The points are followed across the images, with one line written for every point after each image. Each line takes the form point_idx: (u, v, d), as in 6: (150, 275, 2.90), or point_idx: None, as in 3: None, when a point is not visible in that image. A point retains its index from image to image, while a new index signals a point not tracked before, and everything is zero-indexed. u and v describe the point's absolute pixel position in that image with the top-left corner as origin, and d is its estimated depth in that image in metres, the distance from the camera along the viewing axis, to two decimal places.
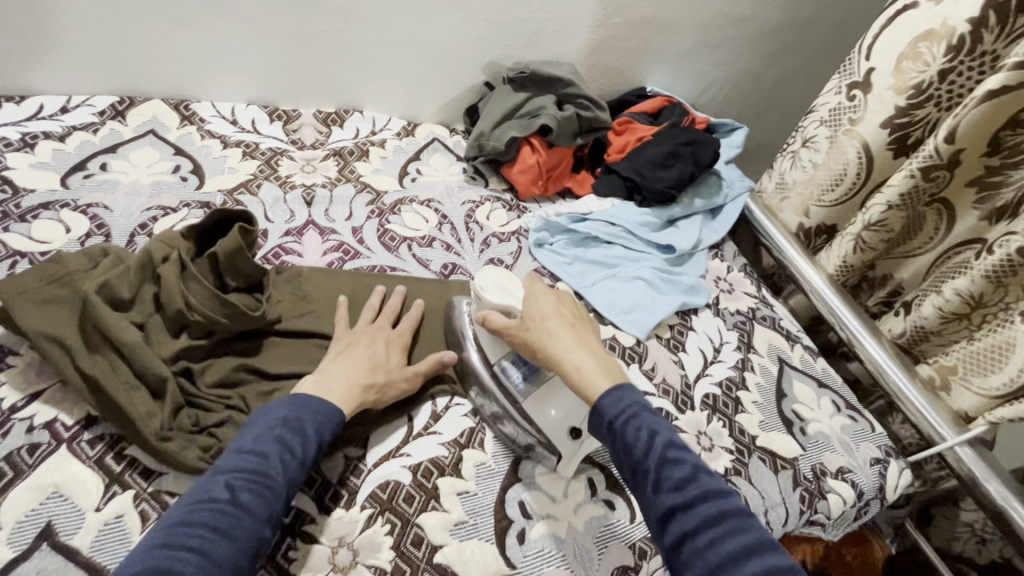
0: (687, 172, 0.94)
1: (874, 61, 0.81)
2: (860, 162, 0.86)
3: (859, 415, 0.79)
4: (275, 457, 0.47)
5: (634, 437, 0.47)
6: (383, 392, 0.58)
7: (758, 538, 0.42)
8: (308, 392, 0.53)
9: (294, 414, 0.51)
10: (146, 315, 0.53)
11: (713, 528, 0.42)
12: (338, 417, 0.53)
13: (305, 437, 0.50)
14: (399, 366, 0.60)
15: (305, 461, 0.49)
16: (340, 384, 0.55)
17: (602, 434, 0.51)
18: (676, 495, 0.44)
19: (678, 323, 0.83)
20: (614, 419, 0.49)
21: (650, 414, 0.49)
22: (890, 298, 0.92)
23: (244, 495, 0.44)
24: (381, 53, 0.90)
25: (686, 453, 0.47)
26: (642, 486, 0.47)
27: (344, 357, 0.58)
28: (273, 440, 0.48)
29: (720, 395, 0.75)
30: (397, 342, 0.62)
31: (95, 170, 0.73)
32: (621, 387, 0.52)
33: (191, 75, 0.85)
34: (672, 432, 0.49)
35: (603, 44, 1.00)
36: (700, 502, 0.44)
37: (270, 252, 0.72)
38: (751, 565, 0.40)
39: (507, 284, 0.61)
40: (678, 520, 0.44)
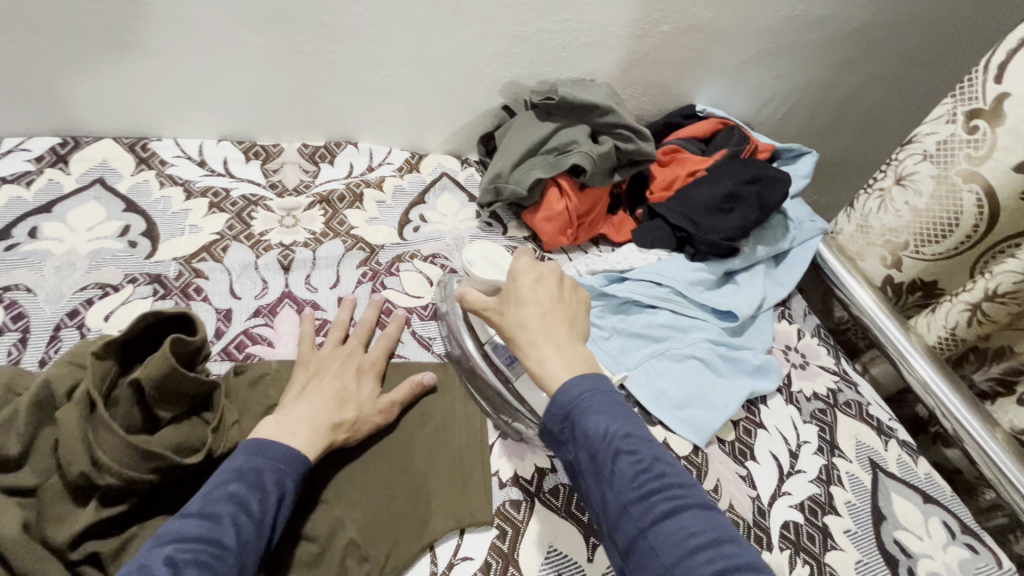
0: (751, 218, 0.76)
1: (1009, 85, 0.61)
2: (979, 210, 0.67)
3: (979, 543, 0.62)
4: (228, 515, 0.39)
5: (590, 429, 0.43)
6: (354, 429, 0.52)
7: (717, 532, 0.39)
8: (269, 436, 0.47)
9: (253, 463, 0.43)
10: (42, 476, 0.39)
11: (666, 523, 0.39)
12: (302, 462, 0.46)
13: (263, 491, 0.42)
14: (372, 397, 0.55)
15: (264, 521, 0.41)
16: (303, 424, 0.48)
17: (557, 428, 0.45)
18: (631, 489, 0.41)
19: (745, 419, 0.66)
20: (570, 410, 0.44)
21: (610, 401, 0.44)
22: (1007, 379, 0.74)
23: (190, 569, 0.35)
24: (376, 77, 0.74)
25: (641, 440, 0.43)
26: (596, 481, 0.43)
27: (312, 389, 0.52)
28: (226, 499, 0.40)
29: (803, 524, 0.58)
30: (369, 366, 0.57)
31: (23, 239, 0.60)
32: (587, 379, 0.45)
33: (145, 109, 0.71)
34: (629, 418, 0.44)
35: (645, 57, 0.82)
36: (654, 496, 0.40)
37: (231, 342, 0.57)
38: (706, 558, 0.37)
39: (496, 257, 0.63)
40: (632, 516, 0.40)
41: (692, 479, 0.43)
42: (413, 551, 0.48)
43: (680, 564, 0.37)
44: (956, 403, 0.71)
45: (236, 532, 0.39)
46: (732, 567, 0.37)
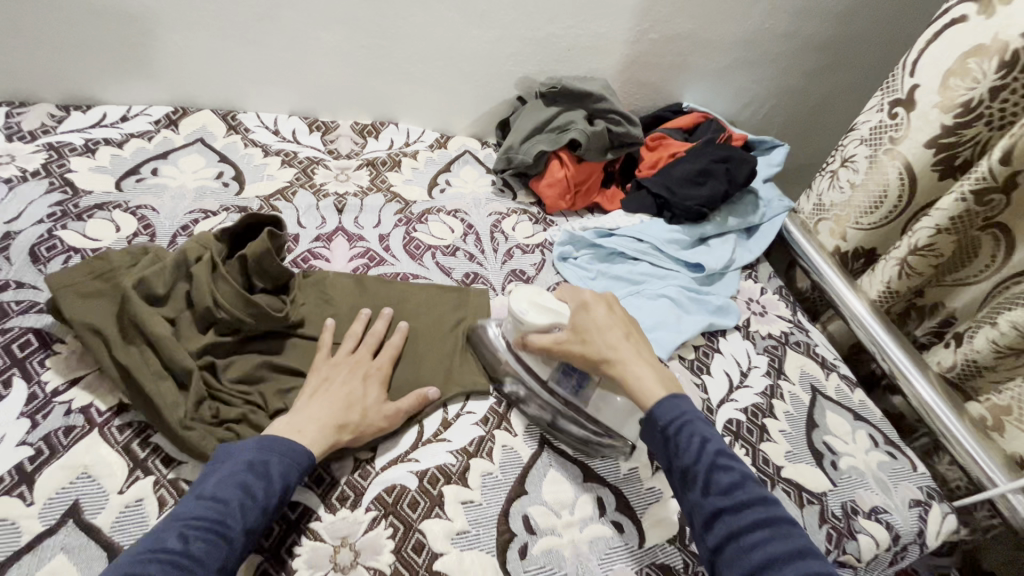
0: (720, 190, 0.91)
1: (918, 78, 0.76)
2: (901, 183, 0.81)
3: (899, 452, 0.74)
4: (235, 502, 0.44)
5: (687, 443, 0.51)
6: (359, 430, 0.55)
7: (802, 542, 0.45)
8: (280, 433, 0.51)
9: (263, 456, 0.48)
10: (178, 310, 0.57)
11: (759, 531, 0.45)
12: (309, 459, 0.50)
13: (270, 481, 0.47)
14: (379, 404, 0.57)
15: (266, 509, 0.46)
16: (311, 423, 0.52)
17: (655, 442, 0.54)
18: (724, 499, 0.47)
19: (704, 345, 0.80)
20: (670, 425, 0.52)
21: (702, 422, 0.53)
22: (940, 328, 0.87)
23: (198, 545, 0.41)
24: (416, 68, 0.93)
25: (734, 460, 0.50)
26: (690, 488, 0.50)
27: (321, 394, 0.56)
28: (237, 485, 0.46)
29: (744, 421, 0.72)
30: (379, 375, 0.60)
31: (147, 175, 0.78)
32: (678, 397, 0.54)
33: (237, 87, 0.91)
34: (720, 441, 0.52)
35: (636, 61, 1.00)
36: (745, 506, 0.47)
37: (299, 256, 0.75)
38: (795, 563, 0.43)
39: (542, 299, 0.62)
40: (724, 522, 0.46)
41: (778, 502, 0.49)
42: (432, 403, 0.62)
43: (771, 564, 0.43)
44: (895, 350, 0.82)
45: (240, 514, 0.44)
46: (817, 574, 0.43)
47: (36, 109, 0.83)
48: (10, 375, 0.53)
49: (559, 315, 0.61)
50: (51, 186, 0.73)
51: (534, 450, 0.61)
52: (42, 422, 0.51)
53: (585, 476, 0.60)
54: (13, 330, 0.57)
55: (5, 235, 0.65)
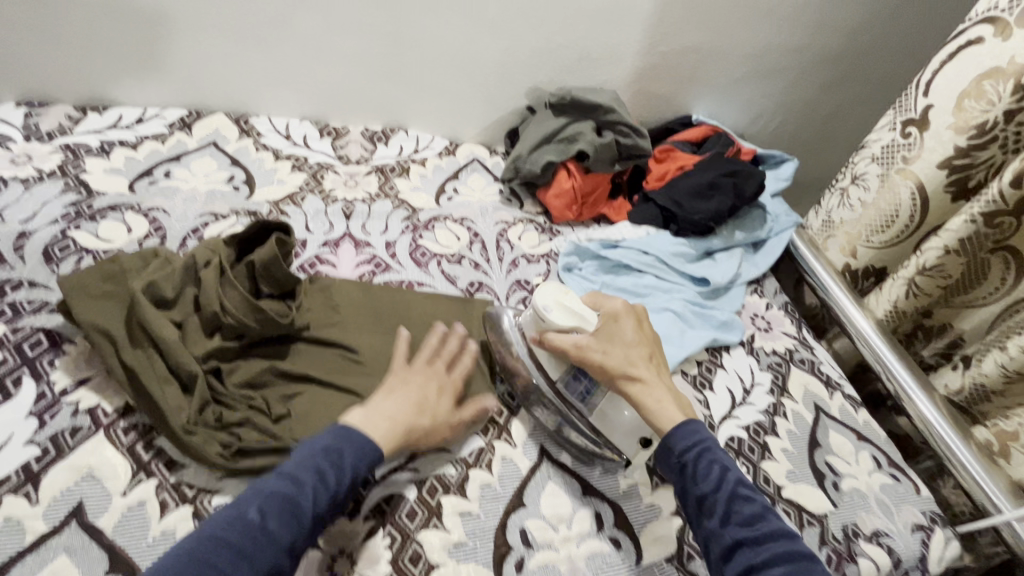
0: (727, 204, 0.91)
1: (932, 98, 0.76)
2: (913, 203, 0.80)
3: (902, 474, 0.73)
4: (309, 485, 0.46)
5: (706, 471, 0.52)
6: (426, 436, 0.56)
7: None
8: (357, 426, 0.51)
9: (337, 444, 0.49)
10: (185, 314, 0.58)
11: (781, 564, 0.46)
12: (378, 455, 0.51)
13: (342, 469, 0.48)
14: (448, 415, 0.58)
15: (336, 496, 0.47)
16: (385, 421, 0.53)
17: (671, 467, 0.54)
18: (746, 530, 0.48)
19: (707, 360, 0.80)
20: (688, 454, 0.53)
21: (720, 452, 0.54)
22: (948, 350, 0.85)
23: (272, 520, 0.44)
24: (428, 76, 0.94)
25: (751, 492, 0.52)
26: (708, 517, 0.50)
27: (395, 396, 0.56)
28: (311, 468, 0.47)
29: (746, 439, 0.71)
30: (450, 389, 0.60)
31: (160, 177, 0.79)
32: (694, 423, 0.56)
33: (251, 92, 0.92)
34: (737, 471, 0.53)
35: (647, 73, 1.00)
36: (766, 539, 0.48)
37: (306, 261, 0.76)
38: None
39: (568, 301, 0.60)
40: (744, 553, 0.47)
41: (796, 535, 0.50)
42: None
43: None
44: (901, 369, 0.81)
45: (313, 497, 0.46)
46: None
47: (55, 109, 0.85)
48: (20, 374, 0.54)
49: (584, 321, 0.59)
50: (66, 187, 0.74)
51: (534, 462, 0.61)
52: (50, 422, 0.52)
53: (583, 490, 0.60)
54: (23, 329, 0.58)
55: (19, 234, 0.67)
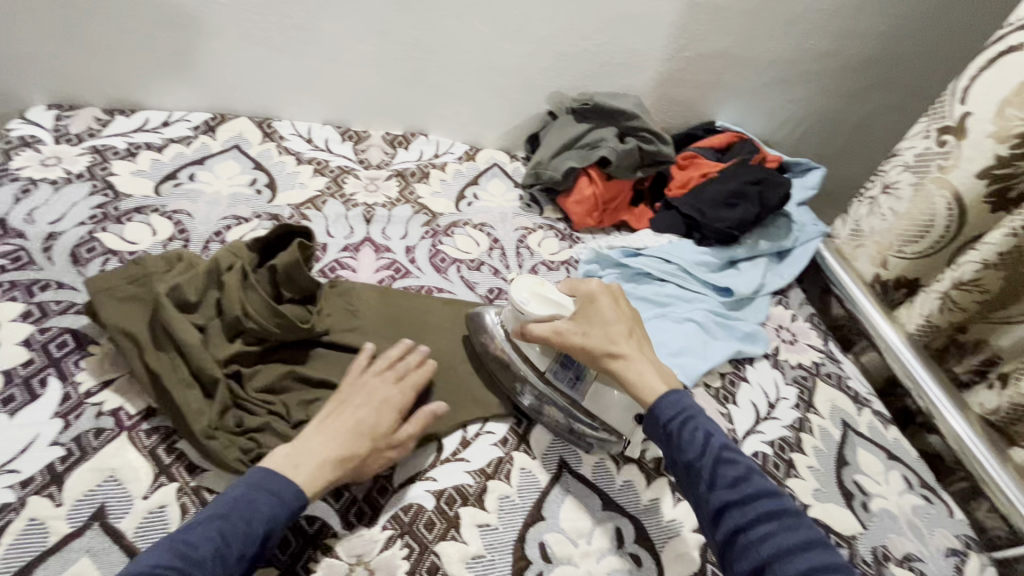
0: (752, 213, 0.89)
1: (971, 105, 0.73)
2: (949, 213, 0.77)
3: (934, 496, 0.71)
4: (206, 550, 0.43)
5: (690, 437, 0.51)
6: (361, 466, 0.53)
7: (808, 533, 0.45)
8: (278, 468, 0.50)
9: (247, 495, 0.47)
10: (208, 318, 0.58)
11: (767, 523, 0.45)
12: (297, 496, 0.48)
13: (250, 521, 0.46)
14: (391, 433, 0.55)
15: (243, 555, 0.44)
16: (308, 458, 0.51)
17: (658, 436, 0.54)
18: (731, 493, 0.47)
19: (730, 372, 0.78)
20: (672, 422, 0.52)
21: (705, 416, 0.52)
22: (985, 367, 0.80)
23: None
24: (449, 81, 0.94)
25: (738, 454, 0.50)
26: (694, 483, 0.50)
27: (331, 424, 0.54)
28: (211, 530, 0.44)
29: (771, 455, 0.69)
30: (396, 402, 0.57)
31: (184, 179, 0.80)
32: (679, 392, 0.54)
33: (274, 96, 0.92)
34: (724, 434, 0.52)
35: (670, 79, 0.99)
36: (752, 500, 0.47)
37: (327, 266, 0.76)
38: (801, 555, 0.43)
39: (546, 291, 0.61)
40: (730, 516, 0.46)
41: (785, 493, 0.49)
42: (451, 422, 0.61)
43: (776, 557, 0.44)
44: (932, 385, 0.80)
45: (214, 560, 0.43)
46: (821, 564, 0.43)
47: (84, 112, 0.86)
48: (46, 374, 0.55)
49: (562, 308, 0.60)
50: (93, 188, 0.75)
51: (553, 475, 0.60)
52: (74, 423, 0.52)
53: (603, 505, 0.59)
54: (50, 330, 0.58)
55: (48, 235, 0.68)
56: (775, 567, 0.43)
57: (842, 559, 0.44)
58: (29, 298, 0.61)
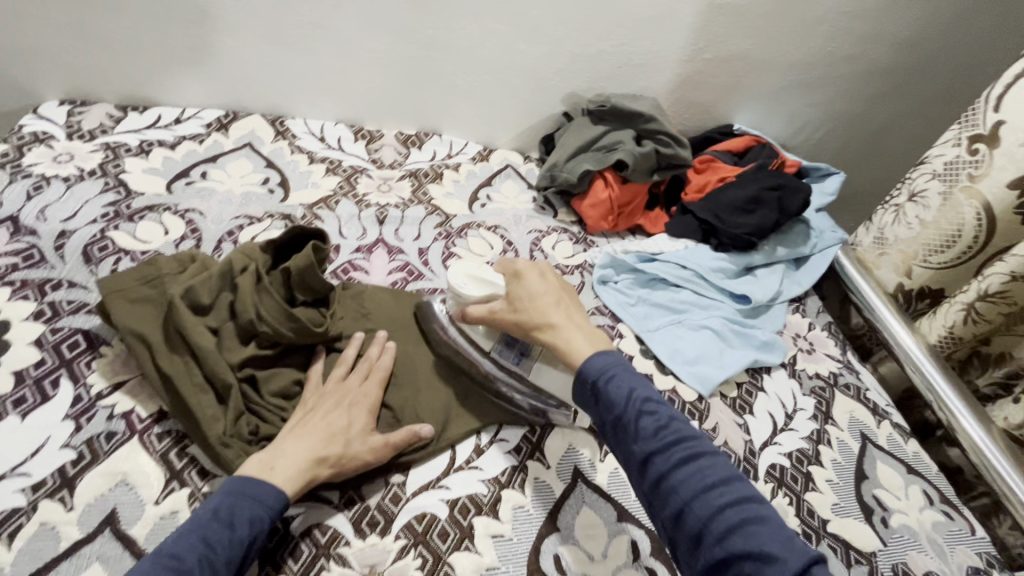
0: (771, 219, 0.87)
1: (1005, 114, 0.72)
2: (978, 222, 0.77)
3: (956, 512, 0.69)
4: (192, 559, 0.42)
5: (615, 393, 0.50)
6: (342, 465, 0.52)
7: (725, 472, 0.45)
8: (253, 473, 0.49)
9: (227, 503, 0.46)
10: (221, 321, 0.57)
11: (687, 466, 0.45)
12: (279, 499, 0.48)
13: (233, 528, 0.45)
14: (364, 434, 0.55)
15: (230, 560, 0.44)
16: (284, 459, 0.50)
17: (585, 395, 0.53)
18: (654, 442, 0.47)
19: (747, 382, 0.77)
20: (597, 379, 0.51)
21: (628, 371, 0.52)
22: (1008, 381, 0.80)
23: None
24: (465, 80, 0.92)
25: (659, 403, 0.50)
26: (620, 438, 0.49)
27: (306, 426, 0.53)
28: (195, 539, 0.43)
29: (789, 467, 0.68)
30: (364, 403, 0.57)
31: (196, 178, 0.79)
32: (606, 352, 0.53)
33: (288, 94, 0.92)
34: (647, 387, 0.51)
35: (689, 81, 0.97)
36: (673, 446, 0.46)
37: (339, 267, 0.75)
38: (716, 493, 0.44)
39: (482, 272, 0.62)
40: (654, 465, 0.46)
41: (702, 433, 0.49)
42: (464, 430, 0.60)
43: (694, 500, 0.44)
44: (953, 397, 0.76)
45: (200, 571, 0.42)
46: (736, 500, 0.43)
47: (97, 108, 0.86)
48: (57, 376, 0.54)
49: (495, 289, 0.61)
50: (105, 186, 0.74)
51: (567, 486, 0.59)
52: (85, 426, 0.52)
53: (619, 517, 0.58)
54: (62, 330, 0.58)
55: (60, 233, 0.67)
56: (694, 510, 0.43)
57: (756, 494, 0.45)
58: (41, 297, 0.60)
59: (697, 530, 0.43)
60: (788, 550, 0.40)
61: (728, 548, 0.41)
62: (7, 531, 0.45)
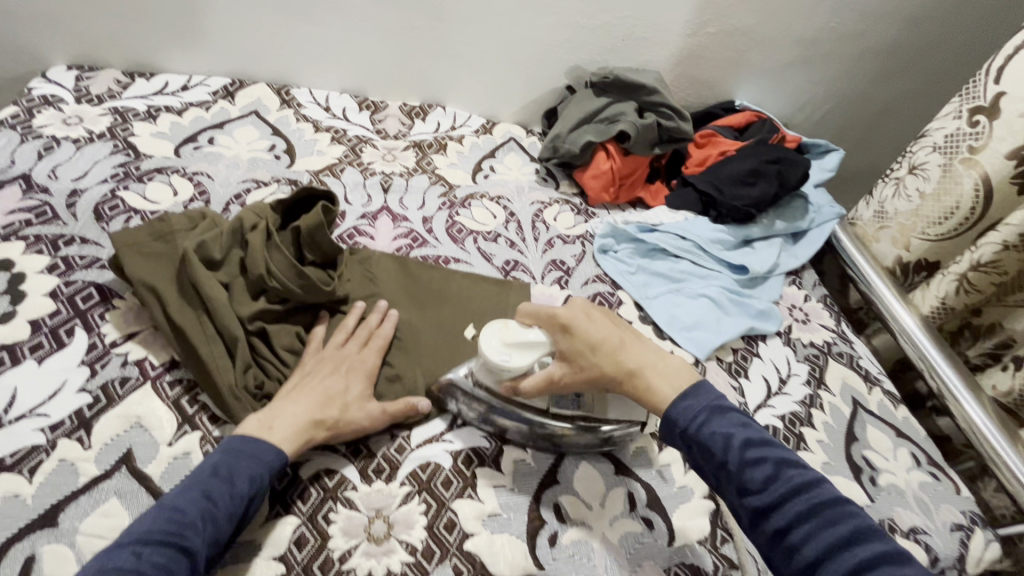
0: (770, 192, 0.89)
1: (1005, 85, 0.74)
2: (976, 193, 0.78)
3: (942, 473, 0.71)
4: (194, 512, 0.43)
5: (713, 438, 0.48)
6: (338, 427, 0.53)
7: (853, 525, 0.42)
8: (251, 432, 0.49)
9: (227, 461, 0.46)
10: (231, 276, 0.59)
11: (806, 522, 0.43)
12: (277, 458, 0.48)
13: (233, 483, 0.45)
14: (361, 398, 0.55)
15: (232, 513, 0.44)
16: (283, 420, 0.51)
17: (679, 440, 0.51)
18: (764, 494, 0.45)
19: (743, 348, 0.78)
20: (690, 425, 0.49)
21: (722, 414, 0.49)
22: (998, 350, 0.83)
23: (153, 561, 0.40)
24: (469, 52, 0.93)
25: (764, 448, 0.47)
26: (727, 486, 0.47)
27: (304, 389, 0.54)
28: (197, 493, 0.44)
29: (782, 429, 0.70)
30: (362, 369, 0.58)
31: (203, 143, 0.80)
32: (692, 393, 0.51)
33: (294, 63, 0.92)
34: (747, 428, 0.49)
35: (692, 55, 0.98)
36: (786, 498, 0.44)
37: (345, 232, 0.76)
38: (847, 552, 0.41)
39: (518, 333, 0.54)
40: (770, 520, 0.44)
41: (819, 475, 0.46)
42: None
43: (822, 559, 0.41)
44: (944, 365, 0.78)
45: (202, 524, 0.42)
46: (867, 558, 0.41)
47: (105, 73, 0.86)
48: (72, 325, 0.56)
49: (540, 345, 0.54)
50: (114, 148, 0.75)
51: None
52: (100, 371, 0.53)
53: (616, 470, 0.59)
54: (76, 283, 0.59)
55: (71, 192, 0.68)
56: (823, 568, 0.41)
57: (893, 548, 0.41)
58: (54, 251, 0.62)
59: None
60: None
61: None
62: (28, 466, 0.47)
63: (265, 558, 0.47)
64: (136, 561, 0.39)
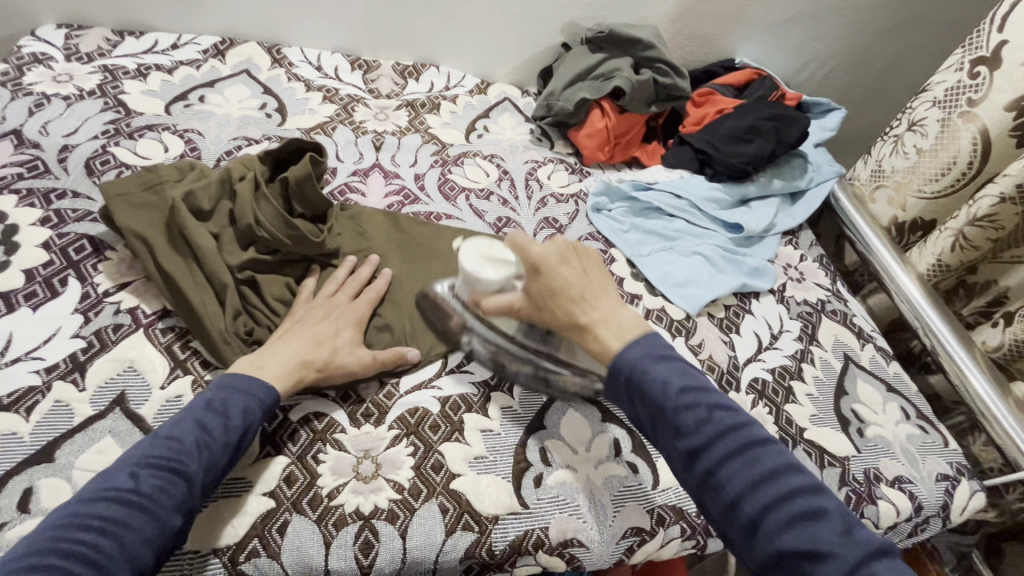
0: (767, 150, 0.87)
1: (1008, 33, 0.72)
2: (974, 148, 0.76)
3: (930, 426, 0.72)
4: (190, 440, 0.44)
5: (653, 384, 0.47)
6: (328, 372, 0.54)
7: (777, 463, 0.43)
8: (243, 371, 0.50)
9: (221, 395, 0.48)
10: (221, 226, 0.59)
11: (731, 461, 0.43)
12: (269, 396, 0.49)
13: (227, 417, 0.46)
14: (349, 343, 0.56)
15: (226, 444, 0.45)
16: (273, 360, 0.52)
17: (619, 390, 0.50)
18: (696, 438, 0.45)
19: (735, 305, 0.78)
20: (630, 373, 0.48)
21: (665, 360, 0.49)
22: (989, 308, 0.84)
23: (148, 484, 0.41)
24: (462, 8, 0.91)
25: (699, 393, 0.47)
26: (662, 430, 0.47)
27: (295, 333, 0.55)
28: (191, 423, 0.45)
29: (771, 381, 0.71)
30: (352, 317, 0.59)
31: (194, 101, 0.80)
32: (639, 342, 0.50)
33: (284, 20, 0.91)
34: (686, 374, 0.48)
35: (691, 10, 0.95)
36: (717, 439, 0.44)
37: (336, 189, 0.76)
38: (766, 488, 0.41)
39: (494, 254, 0.57)
40: (701, 460, 0.44)
41: (752, 419, 0.46)
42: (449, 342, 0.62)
43: (744, 496, 0.41)
44: (928, 308, 0.79)
45: (198, 451, 0.44)
46: (788, 492, 0.41)
47: (94, 32, 0.85)
48: (65, 275, 0.57)
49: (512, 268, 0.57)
50: (105, 105, 0.75)
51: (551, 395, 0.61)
52: (94, 318, 0.54)
53: (603, 417, 0.60)
54: (68, 235, 0.60)
55: (62, 147, 0.68)
56: (744, 504, 0.41)
57: (813, 483, 0.42)
58: (46, 205, 0.62)
59: (749, 524, 0.41)
60: (844, 547, 0.38)
61: (782, 545, 0.39)
62: (25, 405, 0.48)
63: (258, 493, 0.49)
64: (134, 483, 0.41)
